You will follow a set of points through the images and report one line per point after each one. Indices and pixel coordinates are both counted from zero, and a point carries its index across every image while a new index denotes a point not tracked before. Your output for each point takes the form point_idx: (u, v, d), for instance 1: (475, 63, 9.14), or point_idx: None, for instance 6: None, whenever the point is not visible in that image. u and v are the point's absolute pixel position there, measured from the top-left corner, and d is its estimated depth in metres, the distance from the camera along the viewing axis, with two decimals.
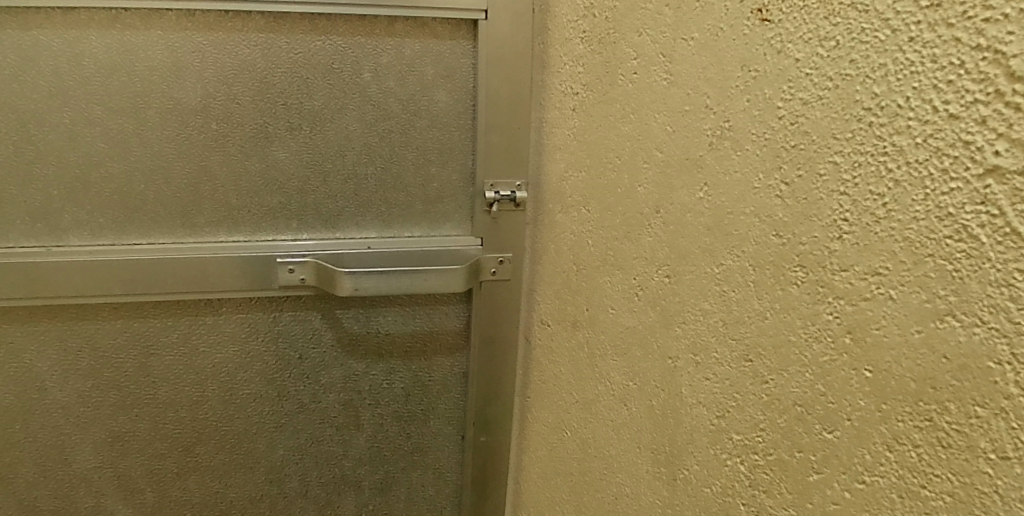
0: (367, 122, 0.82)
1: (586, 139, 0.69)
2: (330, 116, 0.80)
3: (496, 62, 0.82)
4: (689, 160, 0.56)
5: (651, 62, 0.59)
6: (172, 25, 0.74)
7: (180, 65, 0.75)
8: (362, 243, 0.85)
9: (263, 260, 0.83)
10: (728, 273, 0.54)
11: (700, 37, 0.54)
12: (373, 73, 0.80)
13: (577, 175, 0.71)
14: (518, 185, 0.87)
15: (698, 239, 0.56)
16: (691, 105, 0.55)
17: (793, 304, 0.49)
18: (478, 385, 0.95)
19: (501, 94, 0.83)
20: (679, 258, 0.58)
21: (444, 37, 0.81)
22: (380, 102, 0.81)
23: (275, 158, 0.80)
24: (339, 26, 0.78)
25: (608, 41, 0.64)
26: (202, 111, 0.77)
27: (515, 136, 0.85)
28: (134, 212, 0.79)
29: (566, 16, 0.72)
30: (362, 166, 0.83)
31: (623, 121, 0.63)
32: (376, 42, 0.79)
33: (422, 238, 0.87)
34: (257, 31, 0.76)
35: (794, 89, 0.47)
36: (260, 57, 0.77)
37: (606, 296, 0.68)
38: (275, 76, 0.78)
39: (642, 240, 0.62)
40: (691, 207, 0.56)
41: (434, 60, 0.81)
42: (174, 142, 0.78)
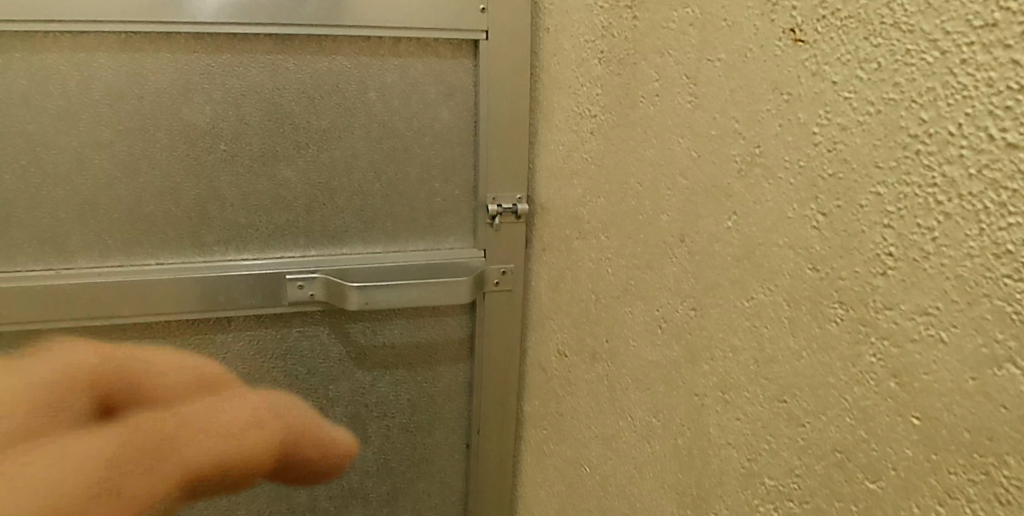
0: (373, 142, 0.79)
1: (605, 164, 0.66)
2: (335, 135, 0.78)
3: (498, 79, 0.80)
4: (716, 187, 0.53)
5: (674, 84, 0.56)
6: (182, 47, 0.70)
7: (192, 88, 0.72)
8: (370, 255, 0.83)
9: (273, 278, 0.79)
10: (760, 308, 0.51)
11: (728, 58, 0.50)
12: (379, 93, 0.78)
13: (595, 201, 0.68)
14: (518, 199, 0.85)
15: (726, 271, 0.53)
16: (719, 130, 0.52)
17: (832, 343, 0.46)
18: (483, 394, 0.92)
19: (503, 111, 0.81)
20: (706, 290, 0.55)
21: (445, 56, 0.79)
22: (386, 121, 0.79)
23: (284, 178, 0.77)
24: (346, 47, 0.75)
25: (627, 63, 0.61)
26: (213, 132, 0.73)
27: (516, 151, 0.83)
28: (143, 236, 0.74)
29: (579, 34, 0.68)
30: (371, 189, 0.81)
31: (645, 145, 0.60)
32: (378, 63, 0.77)
33: (429, 250, 0.85)
34: (266, 53, 0.73)
35: (832, 114, 0.44)
36: (269, 79, 0.74)
37: (628, 328, 0.65)
38: (283, 98, 0.75)
39: (666, 270, 0.59)
40: (719, 237, 0.53)
41: (436, 79, 0.79)
42: (186, 163, 0.73)
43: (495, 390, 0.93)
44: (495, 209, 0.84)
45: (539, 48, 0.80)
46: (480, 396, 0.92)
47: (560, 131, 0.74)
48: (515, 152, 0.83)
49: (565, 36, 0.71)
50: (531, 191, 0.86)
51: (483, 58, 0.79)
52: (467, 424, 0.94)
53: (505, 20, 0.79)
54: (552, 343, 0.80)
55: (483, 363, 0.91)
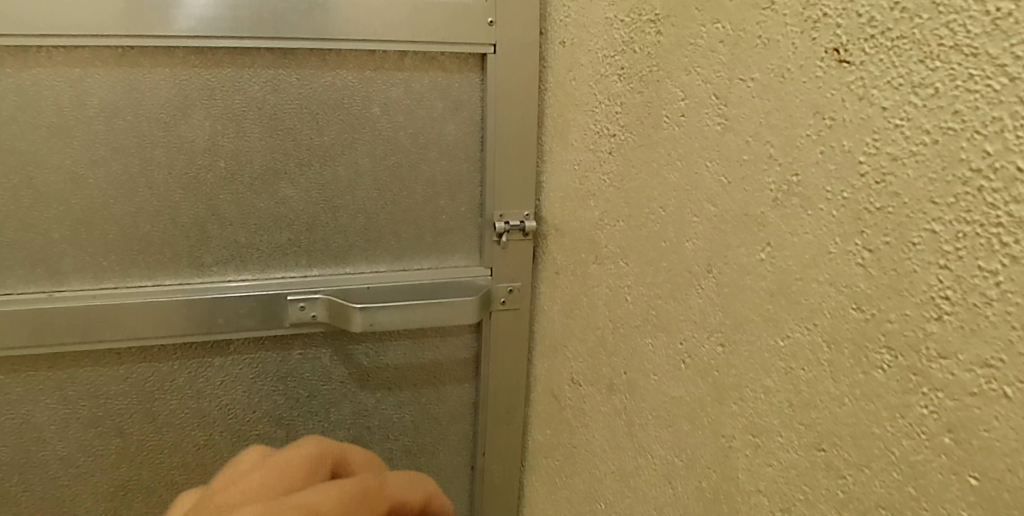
0: (377, 158, 0.76)
1: (624, 186, 0.62)
2: (339, 151, 0.74)
3: (507, 94, 0.77)
4: (748, 216, 0.49)
5: (702, 104, 0.52)
6: (180, 61, 0.67)
7: (190, 105, 0.68)
8: (374, 274, 0.79)
9: (273, 298, 0.75)
10: (796, 348, 0.47)
11: (763, 79, 0.47)
12: (383, 108, 0.74)
13: (614, 225, 0.64)
14: (526, 215, 0.82)
15: (759, 306, 0.49)
16: (751, 155, 0.48)
17: (878, 391, 0.42)
18: (489, 417, 0.88)
19: (511, 125, 0.78)
20: (736, 326, 0.51)
21: (452, 71, 0.75)
22: (391, 137, 0.75)
23: (285, 197, 0.74)
24: (350, 60, 0.72)
25: (650, 80, 0.57)
26: (212, 149, 0.70)
27: (525, 167, 0.80)
28: (138, 257, 0.71)
29: (596, 48, 0.64)
30: (375, 207, 0.77)
31: (668, 168, 0.56)
32: (383, 76, 0.73)
33: (435, 269, 0.81)
34: (267, 67, 0.70)
35: (880, 142, 0.40)
36: (271, 93, 0.70)
37: (648, 360, 0.61)
38: (284, 112, 0.71)
39: (691, 301, 0.55)
40: (751, 270, 0.49)
41: (441, 93, 0.76)
42: (184, 181, 0.70)
43: (503, 413, 0.89)
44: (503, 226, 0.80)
45: (548, 60, 0.76)
46: (487, 419, 0.88)
47: (576, 150, 0.70)
48: (524, 167, 0.80)
49: (580, 49, 0.67)
50: (538, 208, 0.82)
51: (490, 70, 0.75)
52: (472, 446, 0.90)
53: (513, 32, 0.75)
54: (565, 370, 0.76)
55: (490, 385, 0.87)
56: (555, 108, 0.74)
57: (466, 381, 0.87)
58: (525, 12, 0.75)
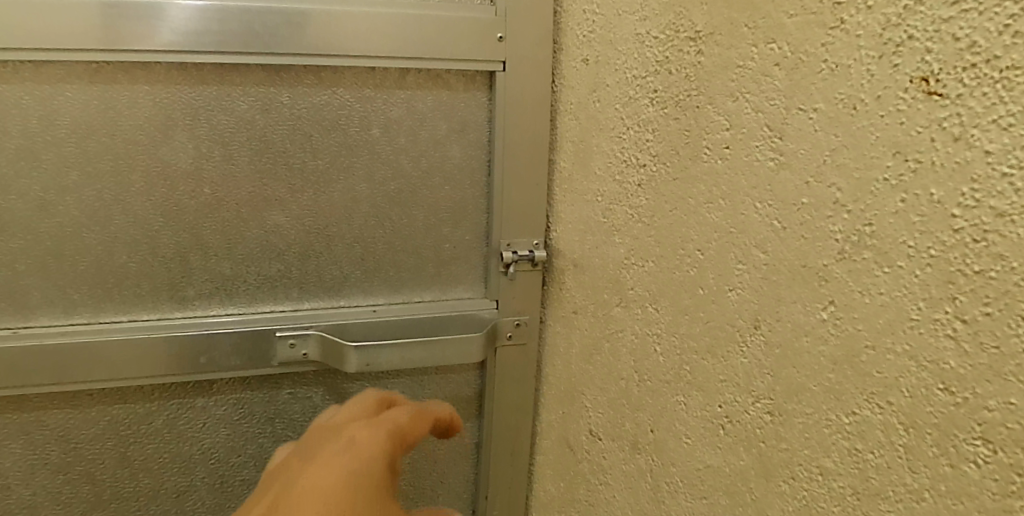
0: (375, 183, 0.69)
1: (654, 223, 0.55)
2: (335, 175, 0.68)
3: (521, 114, 0.70)
4: (806, 268, 0.42)
5: (750, 136, 0.45)
6: (162, 78, 0.61)
7: (171, 126, 0.62)
8: (370, 308, 0.72)
9: (260, 334, 0.68)
10: (864, 428, 0.40)
11: (828, 109, 0.40)
12: (383, 128, 0.68)
13: (642, 266, 0.57)
14: (536, 244, 0.75)
15: (818, 374, 0.42)
16: (811, 198, 0.41)
17: (970, 490, 0.35)
18: (492, 459, 0.81)
19: (521, 148, 0.71)
20: (789, 394, 0.44)
21: (458, 89, 0.69)
22: (390, 160, 0.69)
23: (275, 224, 0.67)
24: (348, 77, 0.65)
25: (688, 106, 0.50)
26: (196, 173, 0.63)
27: (535, 192, 0.73)
28: (113, 289, 0.65)
29: (622, 69, 0.58)
30: (373, 236, 0.70)
31: (708, 207, 0.49)
32: (384, 94, 0.67)
33: (436, 302, 0.75)
34: (257, 84, 0.63)
35: (982, 193, 0.33)
36: (260, 113, 0.64)
37: (680, 421, 0.54)
38: (274, 133, 0.65)
39: (732, 360, 0.48)
40: (808, 331, 0.42)
41: (446, 112, 0.69)
42: (165, 208, 0.64)
43: (507, 455, 0.81)
44: (510, 257, 0.73)
45: (562, 77, 0.69)
46: (490, 462, 0.81)
47: (599, 179, 0.63)
48: (534, 193, 0.73)
49: (604, 69, 0.60)
50: (548, 238, 0.75)
51: (498, 88, 0.68)
52: (473, 489, 0.83)
53: (525, 47, 0.68)
54: (583, 418, 0.69)
55: (494, 426, 0.79)
56: (573, 131, 0.67)
57: (469, 421, 0.80)
58: (540, 25, 0.68)
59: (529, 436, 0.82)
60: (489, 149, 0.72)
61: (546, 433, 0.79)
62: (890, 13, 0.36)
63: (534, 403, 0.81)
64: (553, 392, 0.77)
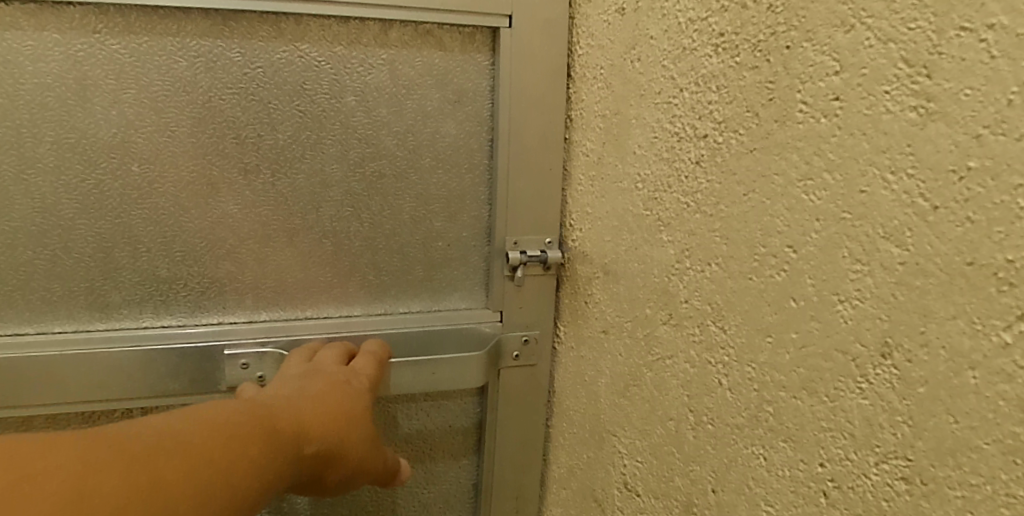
0: (351, 166, 0.57)
1: (721, 212, 0.41)
2: (299, 153, 0.56)
3: (532, 85, 0.57)
4: (974, 268, 0.28)
5: (877, 79, 0.31)
6: (74, 23, 0.50)
7: (88, 87, 0.51)
8: (344, 319, 0.60)
9: (203, 350, 0.57)
10: None
11: (1012, 25, 0.26)
12: (359, 96, 0.56)
13: (703, 271, 0.43)
14: (549, 243, 0.62)
15: (994, 426, 0.28)
16: (985, 160, 0.27)
17: None
18: (495, 507, 0.68)
19: (530, 125, 0.58)
20: (939, 456, 0.30)
21: (453, 49, 0.57)
22: (370, 136, 0.57)
23: (224, 215, 0.56)
24: (315, 30, 0.54)
25: (775, 49, 0.36)
26: (121, 146, 0.53)
27: (548, 179, 0.60)
28: (24, 285, 0.54)
29: (662, 12, 0.45)
30: (348, 232, 0.59)
31: (805, 184, 0.35)
32: (361, 54, 0.55)
33: (425, 311, 0.63)
34: (199, 37, 0.52)
35: None
36: (203, 73, 0.53)
37: (757, 481, 0.39)
38: (220, 101, 0.54)
39: (844, 402, 0.34)
40: (974, 359, 0.28)
41: (439, 80, 0.57)
42: (83, 193, 0.53)
43: (513, 502, 0.68)
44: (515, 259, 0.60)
45: (579, 36, 0.57)
46: (491, 511, 0.68)
47: (638, 160, 0.49)
48: (546, 181, 0.60)
49: (637, 15, 0.48)
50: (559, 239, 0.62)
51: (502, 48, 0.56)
52: None
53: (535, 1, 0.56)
54: (614, 465, 0.55)
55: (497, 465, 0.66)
56: (602, 102, 0.54)
57: (464, 454, 0.68)
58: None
59: (540, 480, 0.68)
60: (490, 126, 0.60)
61: (564, 480, 0.64)
62: None
63: (546, 439, 0.67)
64: (572, 430, 0.62)
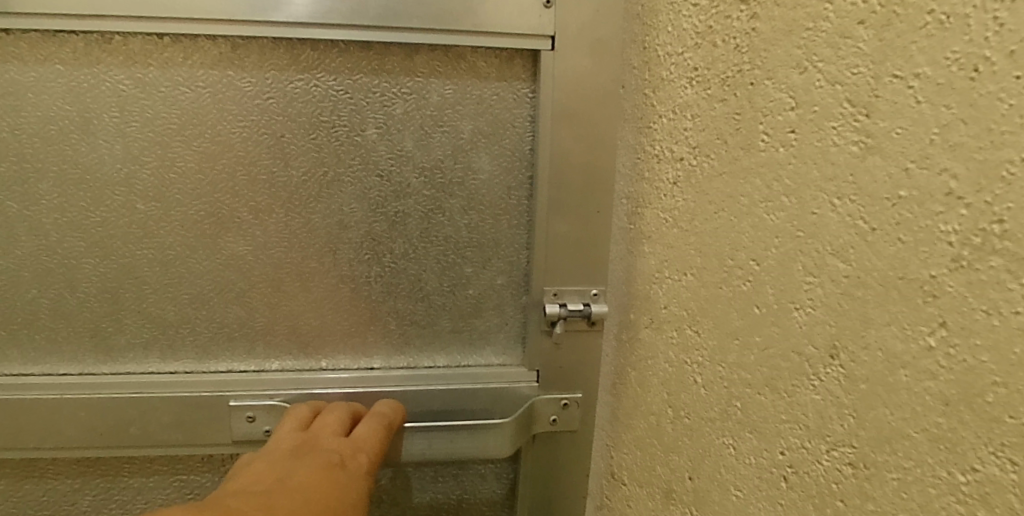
0: (371, 205, 0.56)
1: (694, 227, 0.46)
2: (315, 193, 0.55)
3: (582, 122, 0.53)
4: (905, 281, 0.33)
5: (826, 115, 0.36)
6: (76, 54, 0.51)
7: (92, 119, 0.53)
8: (363, 374, 0.60)
9: (210, 401, 0.58)
10: (989, 491, 0.30)
11: (936, 75, 0.31)
12: (382, 129, 0.54)
13: (679, 280, 0.48)
14: (595, 295, 0.58)
15: (922, 418, 0.33)
16: (914, 190, 0.32)
17: None
18: None
19: (574, 166, 0.54)
20: (878, 443, 0.35)
21: (487, 76, 0.54)
22: (394, 174, 0.55)
23: (232, 254, 0.56)
24: (333, 56, 0.53)
25: (740, 84, 0.41)
26: (122, 185, 0.54)
27: (595, 229, 0.56)
28: (36, 301, 0.57)
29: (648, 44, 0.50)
30: (366, 279, 0.58)
31: (767, 205, 0.40)
32: (383, 80, 0.54)
33: (452, 368, 0.61)
34: (206, 68, 0.52)
35: None
36: (210, 105, 0.53)
37: (727, 469, 0.44)
38: (228, 133, 0.54)
39: (800, 398, 0.38)
40: (905, 360, 0.33)
41: (472, 111, 0.55)
42: (88, 231, 0.55)
43: None
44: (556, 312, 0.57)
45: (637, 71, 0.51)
46: None
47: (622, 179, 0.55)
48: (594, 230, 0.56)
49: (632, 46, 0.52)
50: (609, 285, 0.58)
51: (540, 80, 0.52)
52: None
53: (585, 31, 0.52)
54: (605, 458, 0.60)
55: None
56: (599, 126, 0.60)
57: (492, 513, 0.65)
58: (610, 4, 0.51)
59: None
60: (529, 162, 0.56)
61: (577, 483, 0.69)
62: None
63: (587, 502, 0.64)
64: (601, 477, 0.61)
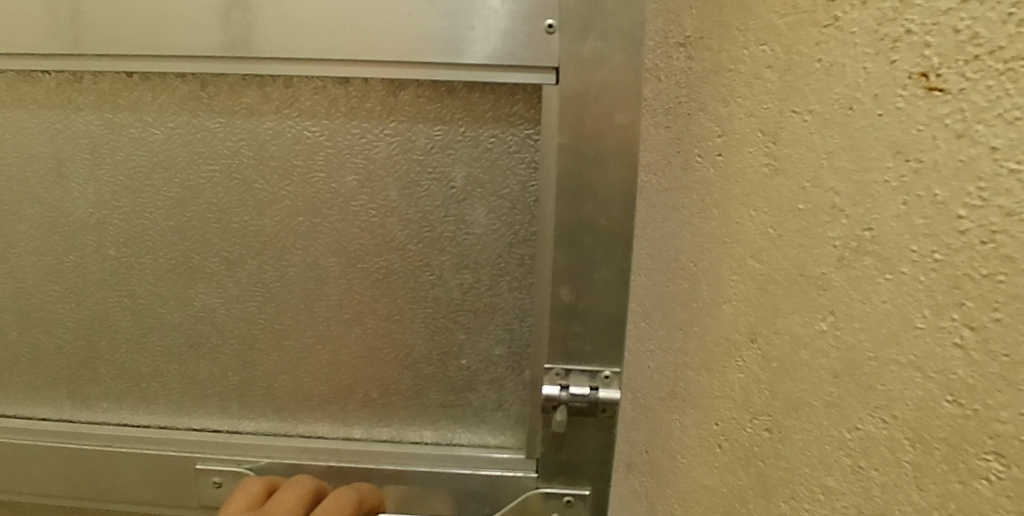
0: (348, 262, 0.66)
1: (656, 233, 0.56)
2: (291, 246, 0.66)
3: (590, 160, 0.58)
4: (803, 277, 0.40)
5: (745, 141, 0.44)
6: (52, 89, 0.63)
7: (64, 159, 0.65)
8: (343, 442, 0.71)
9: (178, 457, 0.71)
10: (867, 444, 0.38)
11: (823, 111, 0.39)
12: (360, 176, 0.63)
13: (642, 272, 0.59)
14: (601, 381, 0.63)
15: (819, 388, 0.40)
16: (809, 204, 0.40)
17: (979, 510, 0.33)
18: None
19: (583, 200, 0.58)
20: (788, 410, 0.42)
21: (485, 116, 0.60)
22: (377, 224, 0.64)
23: (204, 306, 0.69)
24: (304, 94, 0.61)
25: (680, 112, 0.51)
26: (126, 243, 0.67)
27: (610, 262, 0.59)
28: (47, 294, 0.70)
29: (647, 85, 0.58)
30: (349, 315, 0.67)
31: (704, 216, 0.48)
32: (361, 120, 0.61)
33: (439, 446, 0.70)
34: (178, 105, 0.63)
35: (989, 193, 0.31)
36: (180, 146, 0.64)
37: (677, 439, 0.52)
38: (209, 190, 0.65)
39: (728, 375, 0.47)
40: (806, 342, 0.41)
41: (467, 158, 0.62)
42: (63, 276, 0.69)
43: None
44: (554, 394, 0.63)
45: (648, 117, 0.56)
46: None
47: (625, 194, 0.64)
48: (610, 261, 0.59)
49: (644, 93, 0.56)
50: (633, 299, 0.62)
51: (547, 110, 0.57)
52: None
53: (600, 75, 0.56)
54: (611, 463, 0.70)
55: None
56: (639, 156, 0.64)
57: None
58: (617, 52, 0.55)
59: None
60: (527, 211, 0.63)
61: None
62: (886, 6, 0.35)
63: None
64: None
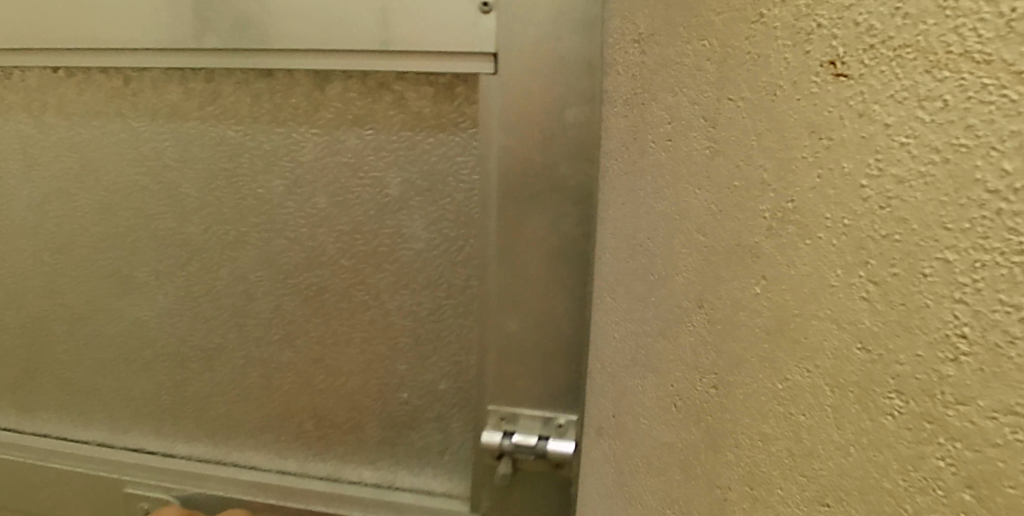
0: (276, 275, 0.76)
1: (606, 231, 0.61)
2: (224, 274, 0.78)
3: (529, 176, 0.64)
4: (739, 247, 0.45)
5: (689, 127, 0.49)
6: (73, 81, 0.76)
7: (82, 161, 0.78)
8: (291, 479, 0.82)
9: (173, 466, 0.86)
10: (796, 392, 0.43)
11: (753, 97, 0.43)
12: (289, 185, 0.73)
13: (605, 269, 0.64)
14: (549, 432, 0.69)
15: (755, 345, 0.45)
16: (743, 181, 0.45)
17: (887, 441, 0.38)
18: None
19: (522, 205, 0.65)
20: (730, 367, 0.47)
21: (427, 115, 0.68)
22: (306, 234, 0.74)
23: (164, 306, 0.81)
24: (227, 85, 0.71)
25: (636, 104, 0.55)
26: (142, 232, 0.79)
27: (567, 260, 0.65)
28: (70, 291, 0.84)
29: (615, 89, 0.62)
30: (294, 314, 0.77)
31: (656, 197, 0.53)
32: (287, 116, 0.71)
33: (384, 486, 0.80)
34: (171, 106, 0.74)
35: (884, 163, 0.36)
36: (169, 145, 0.75)
37: (640, 403, 0.57)
38: (187, 195, 0.76)
39: (681, 339, 0.52)
40: (744, 304, 0.46)
41: (400, 164, 0.70)
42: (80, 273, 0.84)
43: None
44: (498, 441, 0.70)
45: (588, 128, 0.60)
46: None
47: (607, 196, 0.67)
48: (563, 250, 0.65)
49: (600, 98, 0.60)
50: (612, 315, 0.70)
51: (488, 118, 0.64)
52: None
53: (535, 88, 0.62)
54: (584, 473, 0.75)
55: None
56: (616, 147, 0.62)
57: None
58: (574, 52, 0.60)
59: None
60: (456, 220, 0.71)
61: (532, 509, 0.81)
62: (800, 4, 0.40)
63: None
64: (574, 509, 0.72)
